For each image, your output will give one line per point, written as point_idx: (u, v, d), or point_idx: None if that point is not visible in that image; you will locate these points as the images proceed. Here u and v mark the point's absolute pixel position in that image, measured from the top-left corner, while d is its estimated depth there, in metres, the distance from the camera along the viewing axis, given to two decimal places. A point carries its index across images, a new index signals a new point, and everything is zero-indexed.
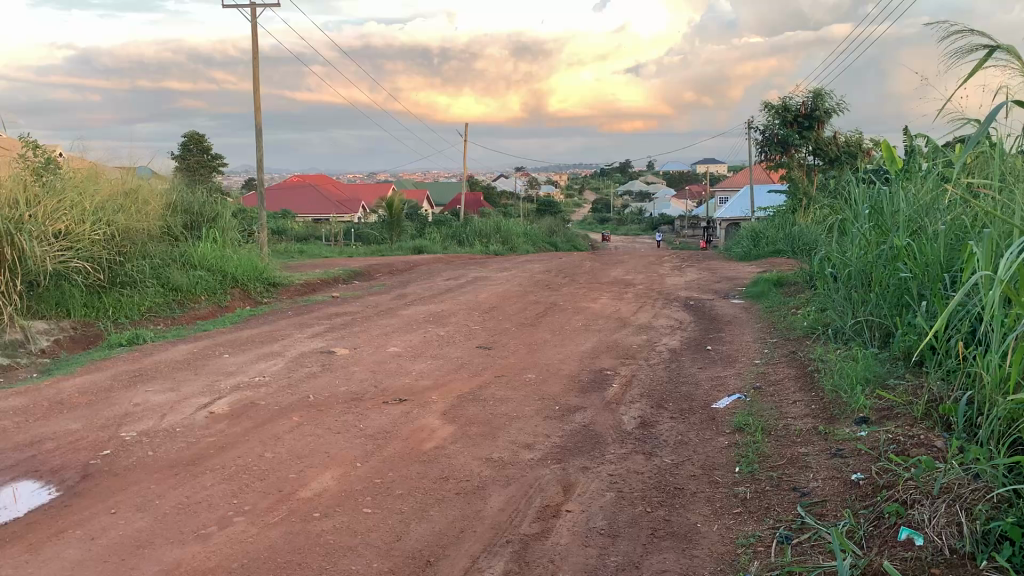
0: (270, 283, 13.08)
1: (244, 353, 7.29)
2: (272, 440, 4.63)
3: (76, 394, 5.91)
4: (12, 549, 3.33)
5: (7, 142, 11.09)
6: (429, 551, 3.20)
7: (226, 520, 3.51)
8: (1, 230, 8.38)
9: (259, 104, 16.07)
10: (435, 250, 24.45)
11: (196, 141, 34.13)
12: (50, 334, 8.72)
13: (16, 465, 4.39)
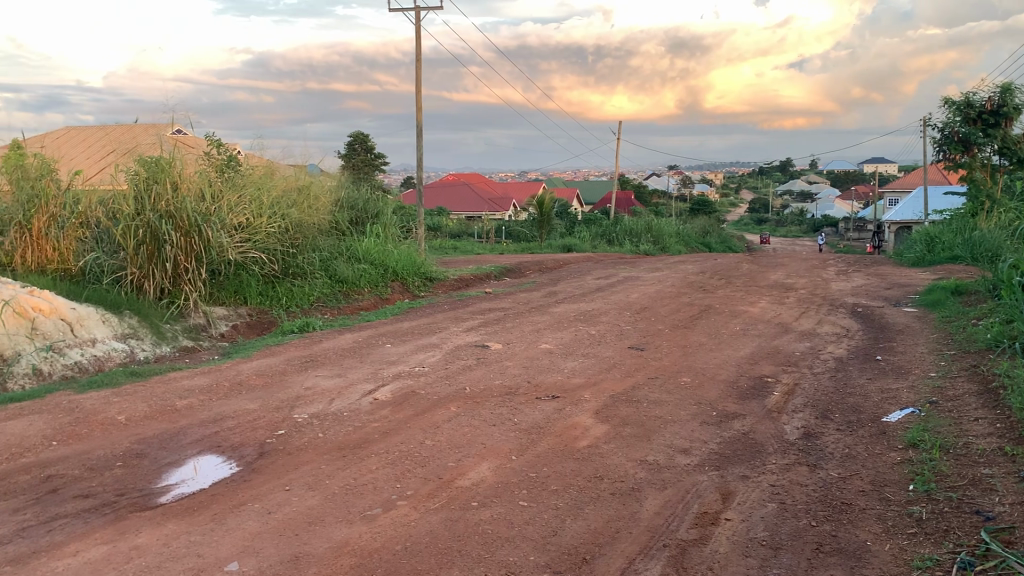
0: (427, 278, 13.52)
1: (404, 344, 7.58)
2: (432, 428, 4.79)
3: (253, 377, 6.34)
4: (199, 518, 3.62)
5: (194, 142, 11.75)
6: (586, 548, 3.22)
7: (390, 503, 3.67)
8: (189, 222, 9.08)
9: (421, 105, 16.64)
10: (585, 249, 24.53)
11: (361, 141, 35.63)
12: (228, 319, 9.44)
13: (202, 439, 4.77)
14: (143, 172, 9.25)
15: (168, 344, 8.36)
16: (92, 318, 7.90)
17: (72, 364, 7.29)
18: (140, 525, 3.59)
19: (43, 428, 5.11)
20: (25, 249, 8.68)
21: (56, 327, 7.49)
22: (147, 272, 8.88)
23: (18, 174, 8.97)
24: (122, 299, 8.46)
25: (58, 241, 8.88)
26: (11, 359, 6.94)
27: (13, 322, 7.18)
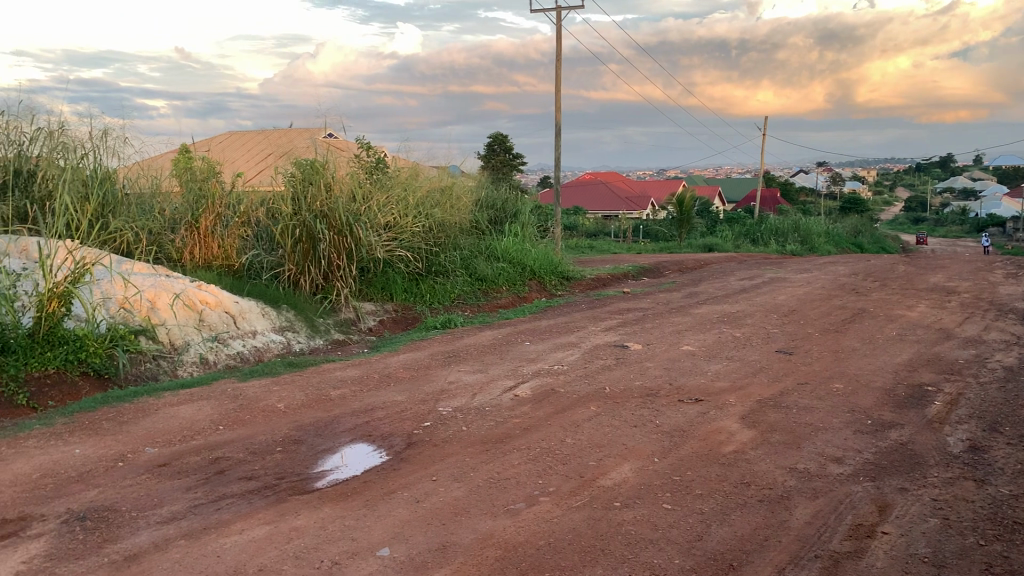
0: (565, 277, 13.57)
1: (544, 342, 7.65)
2: (573, 426, 4.82)
3: (400, 370, 6.58)
4: (353, 503, 3.80)
5: (341, 144, 12.32)
6: (733, 555, 3.16)
7: (533, 498, 3.72)
8: (341, 221, 9.49)
9: (560, 104, 16.73)
10: (728, 249, 23.95)
11: (501, 141, 36.04)
12: (376, 314, 9.82)
13: (354, 428, 5.00)
14: (299, 174, 9.75)
15: (321, 337, 8.79)
16: (253, 311, 8.41)
17: (234, 354, 7.79)
18: (299, 507, 3.80)
19: (211, 413, 5.49)
20: (194, 245, 9.25)
21: (221, 319, 8.03)
22: (302, 268, 9.42)
23: (188, 176, 9.61)
24: (280, 294, 8.99)
25: (222, 238, 9.47)
26: (182, 348, 7.47)
27: (183, 315, 7.75)
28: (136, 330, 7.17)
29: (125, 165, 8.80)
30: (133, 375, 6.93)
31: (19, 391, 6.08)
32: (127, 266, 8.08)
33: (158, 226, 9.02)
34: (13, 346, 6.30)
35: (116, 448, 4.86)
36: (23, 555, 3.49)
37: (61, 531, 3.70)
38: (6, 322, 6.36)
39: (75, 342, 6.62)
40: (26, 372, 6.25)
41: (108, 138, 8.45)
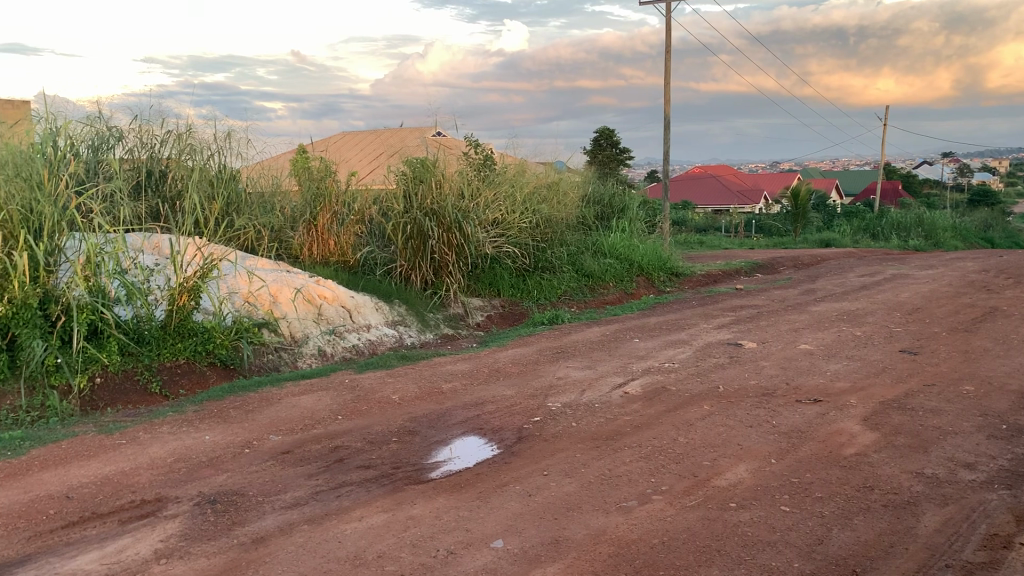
0: (673, 273, 13.37)
1: (653, 339, 7.58)
2: (686, 425, 4.75)
3: (510, 365, 6.64)
4: (466, 494, 3.86)
5: (450, 142, 12.52)
6: (856, 560, 3.05)
7: (646, 496, 3.69)
8: (450, 219, 9.64)
9: (669, 97, 16.48)
10: (846, 244, 23.08)
11: (608, 136, 35.92)
12: (484, 310, 9.94)
13: (466, 421, 5.08)
14: (410, 172, 9.95)
15: (431, 331, 8.98)
16: (368, 306, 8.66)
17: (350, 347, 8.05)
18: (415, 497, 3.89)
19: (330, 403, 5.69)
20: (312, 243, 9.63)
21: (338, 313, 8.31)
22: (414, 264, 9.63)
23: (306, 175, 9.95)
24: (393, 289, 9.23)
25: (338, 235, 9.81)
26: (301, 340, 7.77)
27: (303, 309, 8.07)
28: (259, 323, 7.50)
29: (248, 166, 9.19)
30: (256, 366, 7.27)
31: (153, 380, 6.52)
32: (250, 262, 8.45)
33: (278, 224, 9.39)
34: (148, 338, 6.67)
35: (242, 435, 5.10)
36: (161, 534, 3.71)
37: (194, 513, 3.92)
38: (141, 314, 6.75)
39: (203, 334, 6.99)
40: (159, 362, 6.67)
41: (232, 140, 8.84)
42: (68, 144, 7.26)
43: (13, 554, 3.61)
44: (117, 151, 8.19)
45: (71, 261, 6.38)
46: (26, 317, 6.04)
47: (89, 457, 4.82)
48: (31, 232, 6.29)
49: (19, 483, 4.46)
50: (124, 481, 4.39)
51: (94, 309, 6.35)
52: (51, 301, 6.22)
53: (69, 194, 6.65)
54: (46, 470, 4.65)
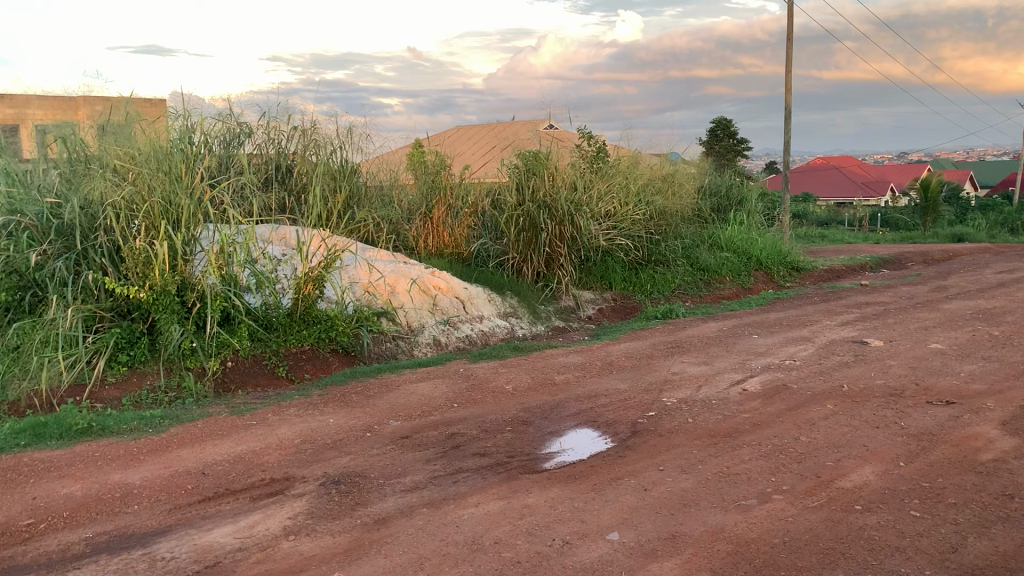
0: (793, 267, 12.96)
1: (772, 335, 7.38)
2: (807, 424, 4.62)
3: (623, 358, 6.60)
4: (581, 486, 3.88)
5: (564, 134, 12.52)
6: (994, 571, 2.90)
7: (765, 495, 3.62)
8: (562, 211, 9.64)
9: (790, 85, 15.99)
10: (981, 239, 21.81)
11: (724, 127, 35.03)
12: (595, 303, 9.91)
13: (580, 413, 5.10)
14: (523, 164, 10.00)
15: (542, 323, 9.02)
16: (481, 297, 8.78)
17: (464, 337, 8.20)
18: (530, 486, 3.94)
19: (446, 391, 5.82)
20: (427, 234, 9.86)
21: (452, 304, 8.47)
22: (525, 256, 9.68)
23: (422, 169, 10.16)
24: (506, 281, 9.32)
25: (453, 227, 9.99)
26: (417, 330, 7.96)
27: (419, 299, 8.28)
28: (378, 313, 7.73)
29: (369, 160, 9.47)
30: (375, 353, 7.51)
31: (279, 364, 6.83)
32: (370, 253, 8.70)
33: (395, 216, 9.64)
34: (275, 324, 7.01)
35: (363, 419, 5.28)
36: (289, 511, 3.90)
37: (319, 493, 4.09)
38: (269, 302, 7.07)
39: (326, 322, 7.26)
40: (285, 347, 6.99)
41: (353, 135, 9.12)
42: (203, 139, 7.66)
43: (156, 525, 3.87)
44: (247, 147, 8.59)
45: (206, 250, 6.74)
46: (165, 303, 6.44)
47: (222, 436, 5.10)
48: (171, 223, 6.68)
49: (160, 458, 4.76)
50: (255, 460, 4.62)
51: (227, 297, 6.70)
52: (187, 288, 6.60)
53: (204, 186, 7.02)
54: (184, 446, 4.95)
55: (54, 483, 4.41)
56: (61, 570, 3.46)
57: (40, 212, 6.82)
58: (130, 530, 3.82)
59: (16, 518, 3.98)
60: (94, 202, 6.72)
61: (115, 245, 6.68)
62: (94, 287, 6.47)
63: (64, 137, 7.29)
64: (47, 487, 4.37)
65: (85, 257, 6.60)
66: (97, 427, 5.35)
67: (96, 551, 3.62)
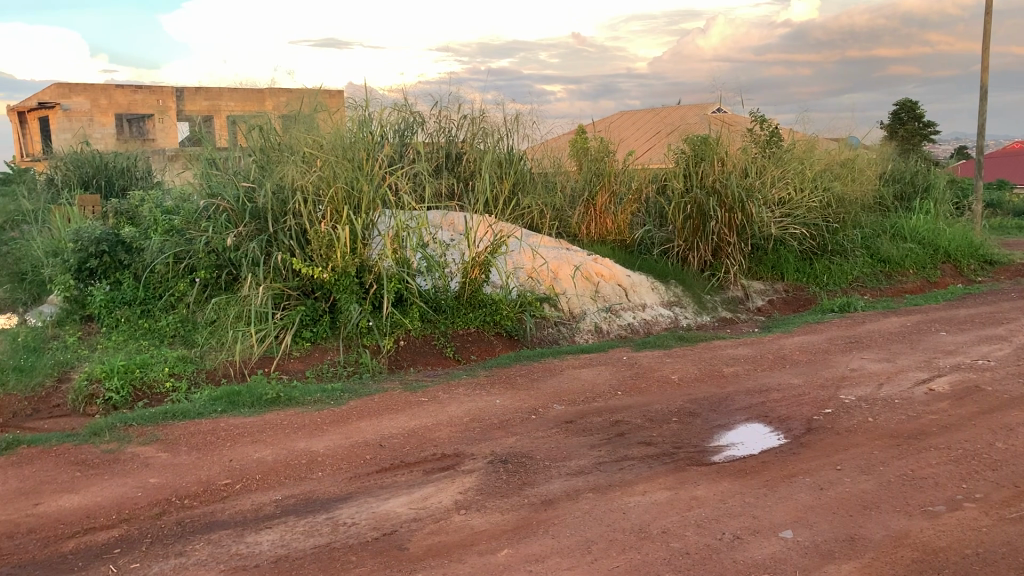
0: (986, 261, 11.97)
1: (963, 333, 6.87)
2: (1004, 430, 4.28)
3: (796, 352, 6.36)
4: (752, 481, 3.78)
5: (734, 119, 12.16)
6: None
7: (956, 503, 3.39)
8: (733, 196, 9.35)
9: (988, 63, 14.75)
10: None
11: (909, 110, 32.81)
12: (765, 294, 9.58)
13: (750, 407, 4.96)
14: (691, 150, 9.81)
15: (708, 314, 8.80)
16: (645, 285, 8.70)
17: (627, 325, 8.15)
18: (698, 478, 3.88)
19: (611, 378, 5.82)
20: (591, 222, 9.96)
21: (615, 291, 8.45)
22: (691, 244, 9.53)
23: (587, 156, 10.20)
24: (670, 270, 9.17)
25: (616, 214, 10.00)
26: (579, 316, 8.01)
27: (582, 286, 8.33)
28: (542, 298, 7.83)
29: (535, 147, 9.58)
30: (537, 338, 7.63)
31: (448, 345, 7.07)
32: (534, 239, 8.81)
33: (560, 203, 9.71)
34: (444, 307, 7.26)
35: (529, 402, 5.38)
36: (460, 487, 4.04)
37: (488, 470, 4.21)
38: (438, 285, 7.33)
39: (491, 306, 7.43)
40: (452, 329, 7.22)
41: (520, 122, 9.23)
42: (382, 127, 8.01)
43: (338, 491, 4.12)
44: (420, 135, 8.89)
45: (382, 234, 7.06)
46: (345, 284, 6.82)
47: (397, 411, 5.35)
48: (352, 207, 7.05)
49: (341, 429, 5.06)
50: (426, 435, 4.82)
51: (400, 278, 7.01)
52: (365, 270, 6.96)
53: (383, 173, 7.35)
54: (362, 419, 5.22)
55: (248, 448, 4.78)
56: (254, 528, 3.75)
57: (237, 197, 7.38)
58: (316, 494, 4.09)
59: (216, 477, 4.35)
60: (284, 188, 7.20)
61: (302, 228, 7.13)
62: (283, 267, 6.93)
63: (258, 127, 7.84)
64: (241, 451, 4.74)
65: (275, 239, 7.09)
66: (284, 397, 5.74)
67: (285, 512, 3.90)
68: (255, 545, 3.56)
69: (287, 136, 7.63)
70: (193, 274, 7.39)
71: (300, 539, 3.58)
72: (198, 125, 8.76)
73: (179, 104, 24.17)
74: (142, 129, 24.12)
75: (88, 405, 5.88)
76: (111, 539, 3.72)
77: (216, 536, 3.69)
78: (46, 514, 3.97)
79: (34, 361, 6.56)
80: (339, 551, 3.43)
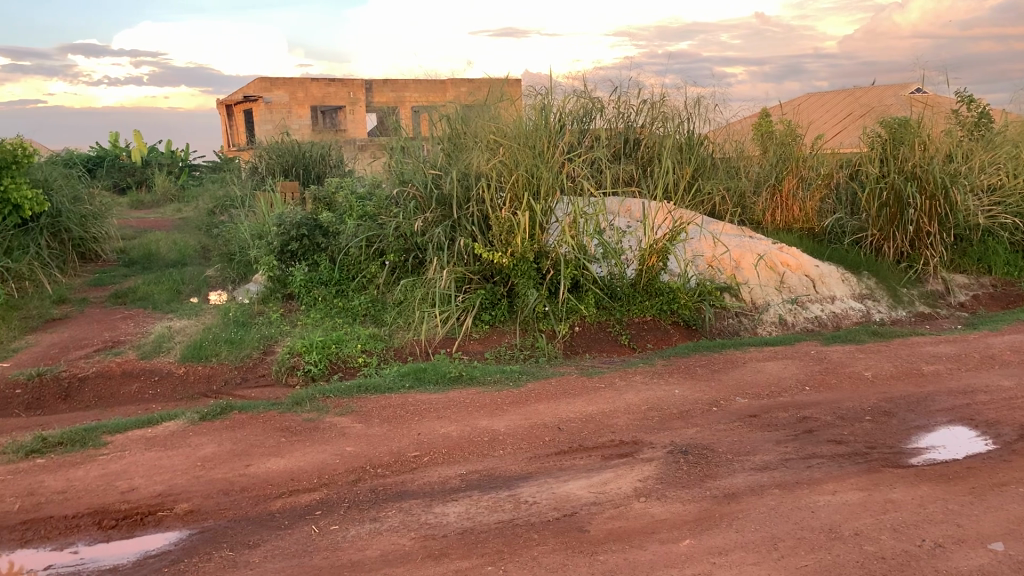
0: None
1: None
2: None
3: (1007, 352, 5.87)
4: (956, 488, 3.55)
5: (939, 99, 11.35)
6: None
7: None
8: (935, 181, 8.73)
9: None
10: None
11: None
12: (969, 289, 8.83)
13: (953, 409, 4.64)
14: (887, 133, 9.25)
15: (904, 308, 8.23)
16: (833, 276, 8.30)
17: (813, 317, 7.79)
18: (895, 481, 3.69)
19: (798, 372, 5.62)
20: (775, 209, 9.65)
21: (801, 282, 8.11)
22: (887, 234, 8.98)
23: (772, 140, 9.89)
24: (863, 261, 8.70)
25: (803, 201, 9.62)
26: (762, 307, 7.75)
27: (766, 276, 8.07)
28: (721, 288, 7.64)
29: (717, 131, 9.34)
30: (716, 329, 7.47)
31: (623, 332, 7.07)
32: (715, 227, 8.64)
33: (744, 189, 9.46)
34: (620, 294, 7.25)
35: (709, 393, 5.29)
36: (639, 474, 4.04)
37: (668, 460, 4.18)
38: (615, 272, 7.32)
39: (669, 294, 7.33)
40: (629, 316, 7.21)
41: (702, 106, 9.02)
42: (563, 115, 8.08)
43: (519, 469, 4.23)
44: (600, 121, 8.89)
45: (560, 220, 7.13)
46: (523, 269, 6.96)
47: (576, 395, 5.42)
48: (532, 193, 7.16)
49: (522, 410, 5.18)
50: (605, 421, 4.85)
51: (578, 265, 7.07)
52: (543, 256, 7.08)
53: (563, 160, 7.41)
54: (541, 401, 5.34)
55: (434, 423, 5.00)
56: (442, 500, 3.93)
57: (424, 183, 7.69)
58: (498, 471, 4.23)
59: (405, 449, 4.59)
60: (468, 174, 7.43)
61: (483, 214, 7.34)
62: (465, 252, 7.18)
63: (444, 118, 7.98)
64: (428, 426, 4.96)
65: (459, 225, 7.35)
66: (467, 376, 5.97)
67: (469, 487, 4.06)
68: (443, 516, 3.73)
69: (470, 124, 7.80)
70: (382, 257, 7.79)
71: (485, 514, 3.71)
72: (388, 114, 9.15)
73: (368, 95, 25.42)
74: (334, 120, 25.56)
75: (290, 376, 6.37)
76: (313, 502, 4.01)
77: (407, 505, 3.90)
78: (256, 474, 4.34)
79: (243, 334, 7.15)
80: (522, 528, 3.53)
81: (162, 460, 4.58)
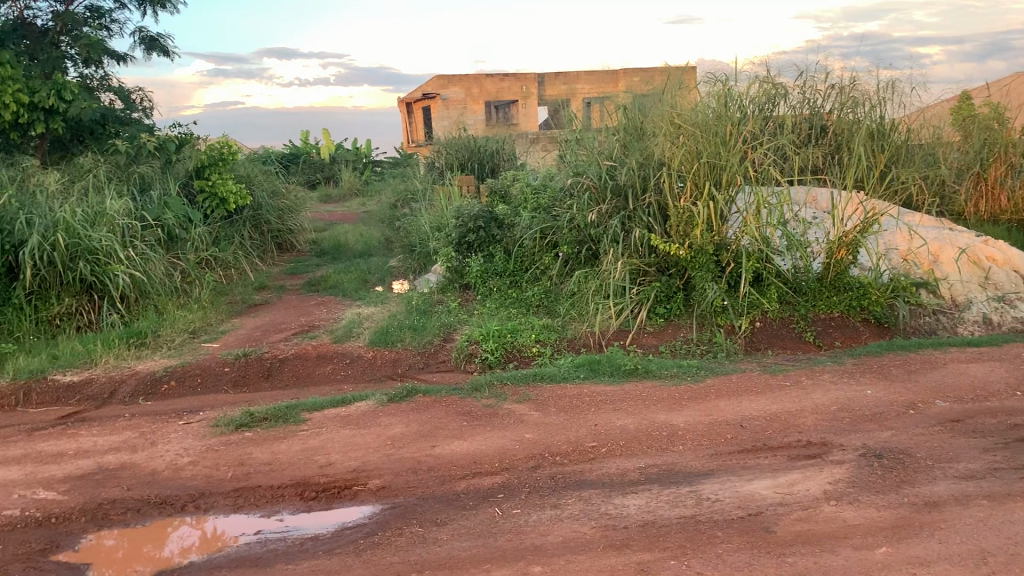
0: None
1: None
2: None
3: None
4: None
5: None
6: None
7: None
8: None
9: None
10: None
11: None
12: None
13: None
14: None
15: None
16: None
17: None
18: None
19: (1007, 376, 5.19)
20: (980, 199, 9.01)
21: (1010, 279, 7.44)
22: None
23: (975, 124, 9.23)
24: None
25: (1013, 189, 8.93)
26: (963, 305, 7.08)
27: (968, 271, 7.48)
28: (917, 284, 7.15)
29: (914, 116, 8.71)
30: (911, 327, 6.98)
31: (808, 329, 6.76)
32: (910, 218, 8.13)
33: (944, 178, 8.84)
34: (804, 288, 6.98)
35: (906, 395, 4.98)
36: (829, 477, 3.88)
37: (861, 463, 3.99)
38: (799, 266, 7.06)
39: (859, 289, 6.95)
40: (815, 312, 6.90)
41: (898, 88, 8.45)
42: (746, 101, 7.80)
43: (701, 466, 4.18)
44: (783, 107, 8.45)
45: (742, 211, 6.94)
46: (702, 261, 6.85)
47: (758, 393, 5.26)
48: (713, 182, 7.03)
49: (701, 405, 5.10)
50: (790, 421, 4.68)
51: (760, 258, 6.90)
52: (723, 248, 6.94)
53: (747, 148, 7.19)
54: (721, 398, 5.23)
55: (612, 415, 5.01)
56: (622, 491, 3.94)
57: (599, 174, 7.69)
58: (679, 467, 4.19)
59: (584, 439, 4.63)
60: (648, 164, 7.44)
61: (660, 205, 7.30)
62: (641, 244, 7.15)
63: (622, 109, 8.01)
64: (606, 417, 4.99)
65: (634, 216, 7.35)
66: (643, 369, 5.92)
67: (649, 480, 4.05)
68: (623, 508, 3.74)
69: (649, 115, 7.73)
70: (556, 249, 7.91)
71: (666, 508, 3.70)
72: (563, 106, 9.19)
73: (540, 89, 25.42)
74: (507, 113, 25.86)
75: (468, 362, 6.59)
76: (495, 485, 4.14)
77: (587, 494, 3.94)
78: (442, 456, 4.53)
79: (426, 322, 7.47)
80: (705, 525, 3.49)
81: (356, 438, 4.87)
